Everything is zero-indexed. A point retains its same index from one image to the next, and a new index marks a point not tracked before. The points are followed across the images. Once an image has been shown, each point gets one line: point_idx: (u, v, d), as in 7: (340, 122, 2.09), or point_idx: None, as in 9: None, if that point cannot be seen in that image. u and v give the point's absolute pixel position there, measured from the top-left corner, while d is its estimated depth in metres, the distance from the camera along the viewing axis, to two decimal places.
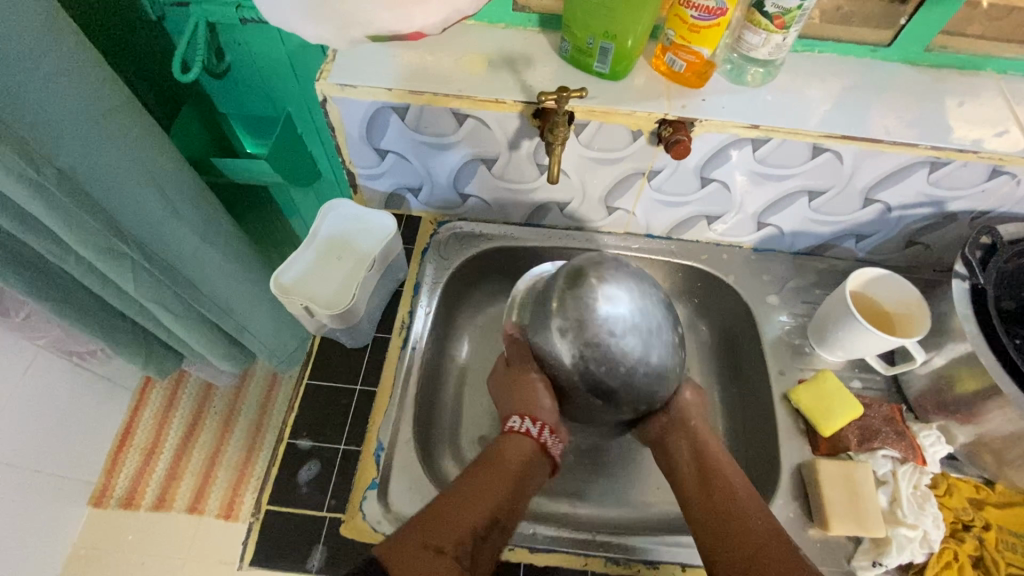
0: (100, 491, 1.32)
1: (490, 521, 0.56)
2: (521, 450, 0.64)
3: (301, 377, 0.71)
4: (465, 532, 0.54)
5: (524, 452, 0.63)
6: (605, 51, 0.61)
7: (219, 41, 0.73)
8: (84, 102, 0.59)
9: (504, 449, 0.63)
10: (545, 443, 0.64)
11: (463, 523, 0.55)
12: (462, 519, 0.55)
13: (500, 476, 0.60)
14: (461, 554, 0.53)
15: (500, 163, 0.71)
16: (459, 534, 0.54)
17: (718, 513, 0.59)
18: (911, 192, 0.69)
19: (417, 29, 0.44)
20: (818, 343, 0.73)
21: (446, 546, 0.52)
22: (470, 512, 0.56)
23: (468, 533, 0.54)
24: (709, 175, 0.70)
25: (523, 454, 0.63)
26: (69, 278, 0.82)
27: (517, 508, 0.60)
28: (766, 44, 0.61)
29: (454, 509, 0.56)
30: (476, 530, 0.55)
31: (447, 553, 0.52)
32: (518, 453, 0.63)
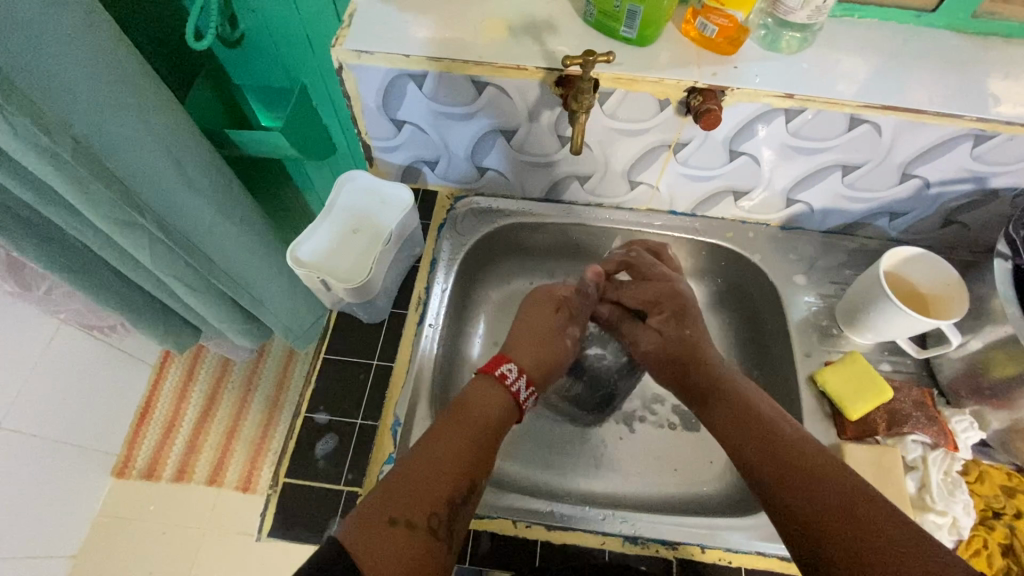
0: (123, 462, 1.35)
1: (466, 487, 0.52)
2: (498, 400, 0.60)
3: (318, 350, 0.71)
4: (439, 502, 0.50)
5: (501, 403, 0.59)
6: (633, 15, 0.58)
7: (232, 8, 0.71)
8: (97, 69, 0.58)
9: (477, 402, 0.58)
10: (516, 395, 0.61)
11: (436, 492, 0.50)
12: (436, 487, 0.50)
13: (474, 434, 0.55)
14: (435, 526, 0.48)
15: (520, 135, 0.69)
16: (433, 506, 0.49)
17: (782, 459, 0.52)
18: (952, 167, 0.66)
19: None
20: (846, 325, 0.71)
21: (417, 521, 0.48)
22: (443, 478, 0.51)
23: (444, 503, 0.50)
24: (737, 148, 0.67)
25: (500, 405, 0.59)
26: (87, 251, 0.82)
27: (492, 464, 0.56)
28: (804, 7, 0.57)
29: (428, 474, 0.51)
30: (452, 499, 0.50)
31: (419, 527, 0.47)
32: (495, 404, 0.59)
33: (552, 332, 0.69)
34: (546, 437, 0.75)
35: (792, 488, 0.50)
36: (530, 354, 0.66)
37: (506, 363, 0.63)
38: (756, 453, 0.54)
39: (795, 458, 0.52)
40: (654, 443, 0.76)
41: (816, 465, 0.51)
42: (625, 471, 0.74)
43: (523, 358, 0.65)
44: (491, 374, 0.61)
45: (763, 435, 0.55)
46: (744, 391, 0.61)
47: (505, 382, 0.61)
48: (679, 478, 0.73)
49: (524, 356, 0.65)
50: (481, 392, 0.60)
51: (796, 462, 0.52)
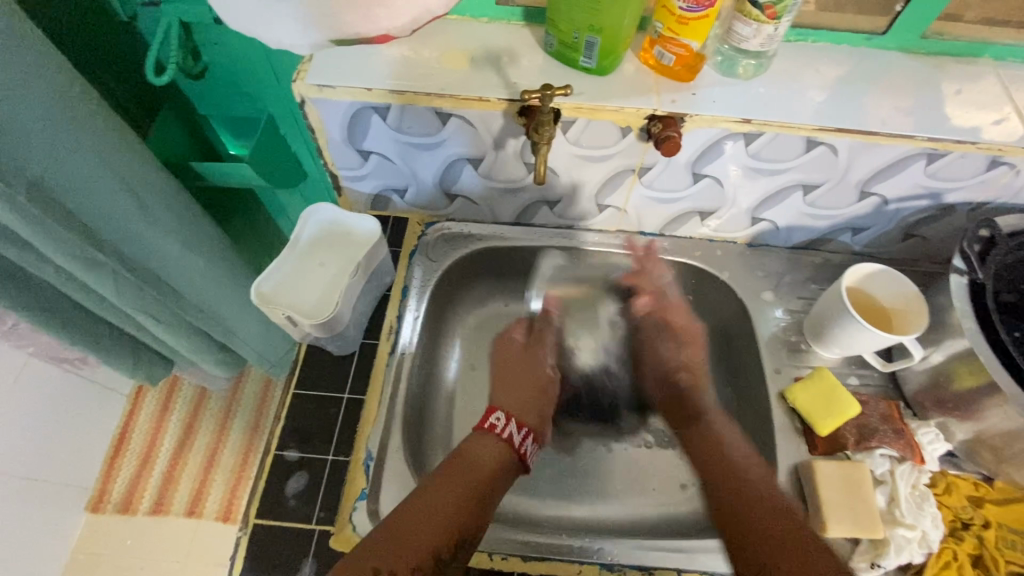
0: (97, 497, 1.31)
1: (454, 543, 0.53)
2: (495, 453, 0.61)
3: (288, 385, 0.70)
4: (425, 555, 0.51)
5: (496, 454, 0.62)
6: (591, 46, 0.59)
7: (194, 41, 0.71)
8: (54, 111, 0.57)
9: (474, 454, 0.60)
10: (516, 443, 0.63)
11: (424, 546, 0.52)
12: (423, 541, 0.52)
13: (470, 491, 0.57)
14: None
15: (486, 162, 0.69)
16: (418, 559, 0.51)
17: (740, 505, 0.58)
18: (908, 184, 0.67)
19: (383, 32, 0.39)
20: (814, 341, 0.72)
21: (402, 573, 0.50)
22: (433, 530, 0.53)
23: (430, 557, 0.51)
24: (701, 171, 0.68)
25: (498, 457, 0.61)
26: (51, 288, 0.81)
27: (486, 523, 0.57)
28: (757, 35, 0.58)
29: (417, 526, 0.53)
30: (438, 553, 0.52)
31: None
32: (492, 457, 0.61)
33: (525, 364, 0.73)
34: None
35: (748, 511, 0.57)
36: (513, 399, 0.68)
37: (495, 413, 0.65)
38: (731, 499, 0.59)
39: (749, 499, 0.58)
40: (631, 464, 0.76)
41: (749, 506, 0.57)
42: (602, 493, 0.74)
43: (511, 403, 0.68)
44: (485, 427, 0.63)
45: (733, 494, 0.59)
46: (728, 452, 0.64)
47: (499, 432, 0.63)
48: (657, 499, 0.74)
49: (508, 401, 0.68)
50: (479, 445, 0.61)
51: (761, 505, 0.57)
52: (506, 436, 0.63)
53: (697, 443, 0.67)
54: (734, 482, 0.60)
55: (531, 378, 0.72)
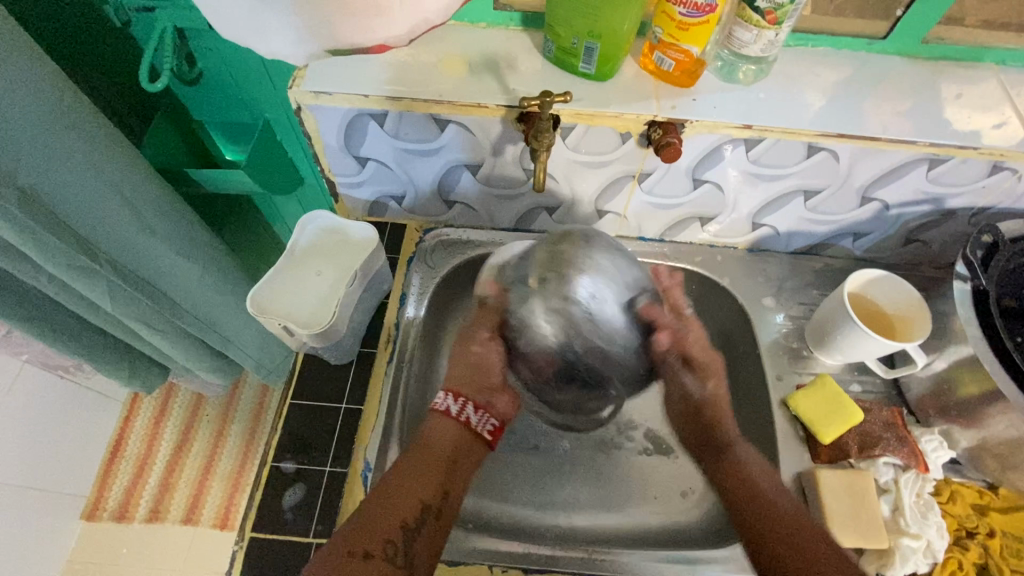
0: (92, 505, 1.30)
1: (420, 511, 0.55)
2: (446, 430, 0.61)
3: (285, 394, 0.69)
4: (393, 530, 0.53)
5: (450, 430, 0.61)
6: (590, 51, 0.58)
7: (189, 48, 0.70)
8: (46, 119, 0.56)
9: (431, 433, 0.60)
10: (468, 420, 0.62)
11: (390, 521, 0.53)
12: (389, 517, 0.53)
13: (429, 464, 0.58)
14: (391, 554, 0.51)
15: (485, 168, 0.69)
16: (387, 534, 0.52)
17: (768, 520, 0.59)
18: (909, 189, 0.67)
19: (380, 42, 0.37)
20: (816, 347, 0.72)
21: (372, 551, 0.51)
22: (396, 509, 0.54)
23: (397, 528, 0.53)
24: (700, 176, 0.68)
25: (451, 436, 0.61)
26: (43, 297, 0.80)
27: (454, 490, 0.58)
28: (757, 40, 0.58)
29: (384, 507, 0.54)
30: (406, 525, 0.53)
31: (374, 556, 0.51)
32: (446, 434, 0.61)
33: (467, 356, 0.64)
34: (523, 471, 0.74)
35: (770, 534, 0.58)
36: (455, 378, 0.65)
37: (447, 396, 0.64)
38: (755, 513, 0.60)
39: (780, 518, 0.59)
40: (631, 473, 0.75)
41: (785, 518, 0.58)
42: (603, 501, 0.73)
43: (456, 378, 0.65)
44: (436, 408, 0.63)
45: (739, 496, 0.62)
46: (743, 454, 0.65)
47: (452, 413, 0.62)
48: (657, 507, 0.73)
49: (456, 384, 0.64)
50: (433, 423, 0.61)
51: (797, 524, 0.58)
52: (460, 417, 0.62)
53: (727, 471, 0.65)
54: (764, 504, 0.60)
55: (483, 369, 0.64)
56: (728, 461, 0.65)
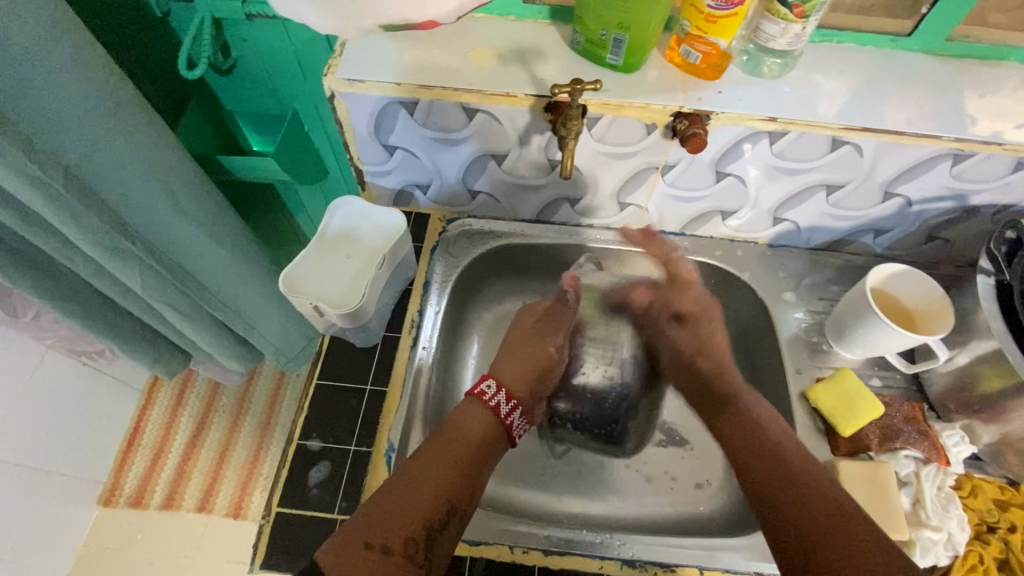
0: (109, 491, 1.32)
1: (446, 511, 0.53)
2: (482, 418, 0.61)
3: (311, 376, 0.70)
4: (416, 527, 0.51)
5: (484, 422, 0.61)
6: (619, 43, 0.60)
7: (225, 37, 0.72)
8: (87, 100, 0.58)
9: (463, 422, 0.60)
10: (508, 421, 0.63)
11: (413, 516, 0.51)
12: (414, 510, 0.51)
13: (457, 459, 0.56)
14: (412, 552, 0.49)
15: (510, 159, 0.70)
16: (410, 530, 0.50)
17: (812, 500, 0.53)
18: (932, 185, 0.67)
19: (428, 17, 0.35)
20: (836, 341, 0.72)
21: (393, 546, 0.49)
22: (420, 503, 0.52)
23: (422, 527, 0.51)
24: (723, 170, 0.69)
25: (481, 426, 0.60)
26: (76, 279, 0.82)
27: (477, 485, 0.56)
28: (784, 34, 0.59)
29: (408, 498, 0.52)
30: (429, 522, 0.51)
31: (395, 553, 0.48)
32: (481, 423, 0.61)
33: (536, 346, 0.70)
34: (542, 459, 0.75)
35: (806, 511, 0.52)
36: (515, 374, 0.67)
37: (488, 381, 0.65)
38: (780, 486, 0.55)
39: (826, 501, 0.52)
40: (649, 463, 0.76)
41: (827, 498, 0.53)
42: (621, 491, 0.74)
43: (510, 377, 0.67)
44: (472, 394, 0.64)
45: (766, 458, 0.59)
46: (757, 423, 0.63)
47: (487, 401, 0.62)
48: (675, 498, 0.73)
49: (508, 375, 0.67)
50: (467, 414, 0.61)
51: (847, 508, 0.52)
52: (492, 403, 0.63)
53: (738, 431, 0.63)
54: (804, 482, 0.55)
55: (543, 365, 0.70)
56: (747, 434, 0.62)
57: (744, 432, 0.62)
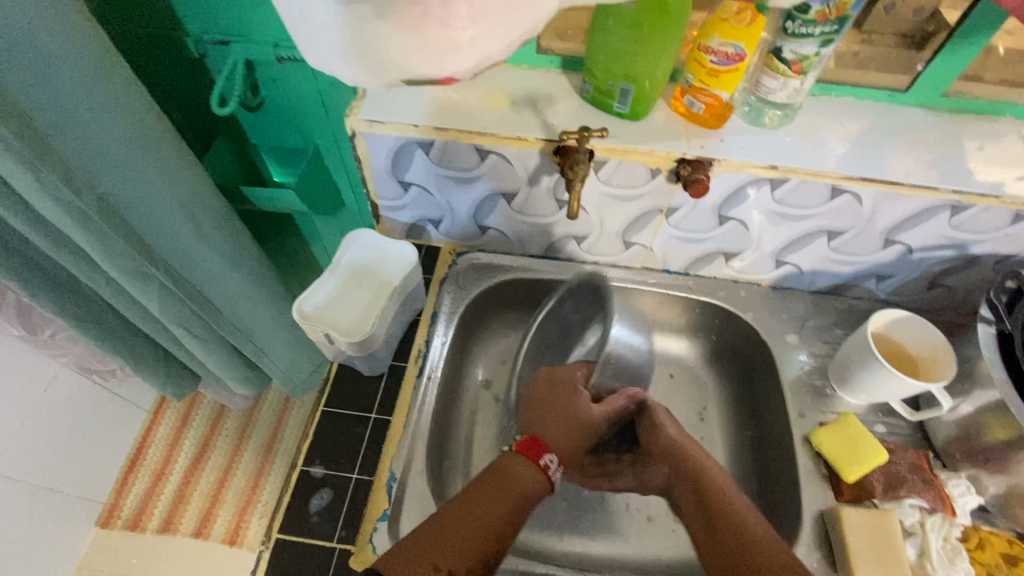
0: (108, 512, 1.32)
1: (497, 551, 0.55)
2: (534, 481, 0.59)
3: (318, 402, 0.72)
4: (470, 564, 0.53)
5: (537, 483, 0.59)
6: (625, 93, 0.63)
7: (255, 78, 0.77)
8: (126, 135, 0.63)
9: (517, 474, 0.59)
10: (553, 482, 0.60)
11: (464, 554, 0.54)
12: (469, 546, 0.54)
13: (505, 506, 0.57)
14: None
15: (520, 198, 0.73)
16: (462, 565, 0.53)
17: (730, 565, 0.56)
18: (932, 234, 0.69)
19: (450, 75, 0.36)
20: (839, 386, 0.72)
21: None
22: (471, 546, 0.54)
23: (475, 562, 0.54)
24: (726, 213, 0.71)
25: (527, 485, 0.59)
26: (97, 300, 0.85)
27: (516, 533, 0.58)
28: (783, 89, 0.61)
29: (465, 532, 0.55)
30: (483, 560, 0.54)
31: None
32: (533, 485, 0.59)
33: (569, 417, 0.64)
34: (543, 495, 0.75)
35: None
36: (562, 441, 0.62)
37: (548, 454, 0.61)
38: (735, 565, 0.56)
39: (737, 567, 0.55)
40: (649, 503, 0.75)
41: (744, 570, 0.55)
42: (621, 530, 0.73)
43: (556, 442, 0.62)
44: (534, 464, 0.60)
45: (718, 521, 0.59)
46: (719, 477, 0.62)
47: (544, 469, 0.60)
48: (677, 540, 0.73)
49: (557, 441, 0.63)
50: (520, 468, 0.60)
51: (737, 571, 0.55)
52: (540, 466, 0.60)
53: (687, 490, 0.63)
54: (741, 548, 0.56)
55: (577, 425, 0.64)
56: (710, 476, 0.62)
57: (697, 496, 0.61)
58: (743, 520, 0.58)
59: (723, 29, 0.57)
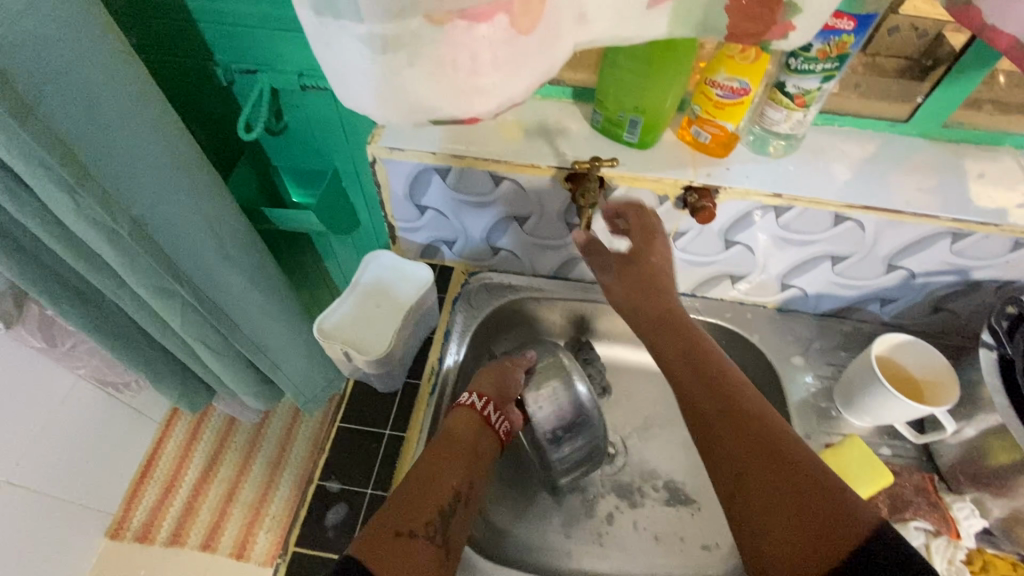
0: (117, 524, 1.34)
1: (452, 496, 0.58)
2: (468, 423, 0.65)
3: (333, 419, 0.74)
4: (431, 513, 0.56)
5: (471, 424, 0.65)
6: (635, 124, 0.66)
7: (280, 104, 0.80)
8: (159, 161, 0.66)
9: (454, 427, 0.65)
10: (489, 417, 0.67)
11: (428, 506, 0.56)
12: (427, 498, 0.56)
13: (457, 454, 0.62)
14: (433, 534, 0.54)
15: (531, 221, 0.76)
16: (427, 516, 0.55)
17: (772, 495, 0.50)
18: (934, 260, 0.71)
19: (474, 116, 0.39)
20: (844, 408, 0.73)
21: (417, 531, 0.54)
22: (431, 495, 0.57)
23: (435, 512, 0.56)
24: (732, 238, 0.73)
25: (472, 430, 0.65)
26: (120, 316, 0.88)
27: (472, 482, 0.61)
28: (787, 120, 0.64)
29: (418, 488, 0.57)
30: (441, 507, 0.56)
31: (419, 536, 0.53)
32: (467, 426, 0.65)
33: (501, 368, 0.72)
34: (551, 512, 0.76)
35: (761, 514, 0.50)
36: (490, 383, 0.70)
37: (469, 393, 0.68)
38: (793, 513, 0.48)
39: (826, 514, 0.47)
40: (656, 521, 0.76)
41: (833, 509, 0.47)
42: (628, 549, 0.74)
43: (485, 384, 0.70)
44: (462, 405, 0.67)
45: (777, 465, 0.51)
46: (755, 413, 0.54)
47: (476, 407, 0.67)
48: (684, 559, 0.74)
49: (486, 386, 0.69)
50: (457, 420, 0.66)
51: (801, 519, 0.48)
52: (482, 412, 0.67)
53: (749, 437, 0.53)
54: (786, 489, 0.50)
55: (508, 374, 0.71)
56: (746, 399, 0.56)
57: (728, 400, 0.56)
58: (783, 442, 0.52)
59: (728, 65, 0.60)
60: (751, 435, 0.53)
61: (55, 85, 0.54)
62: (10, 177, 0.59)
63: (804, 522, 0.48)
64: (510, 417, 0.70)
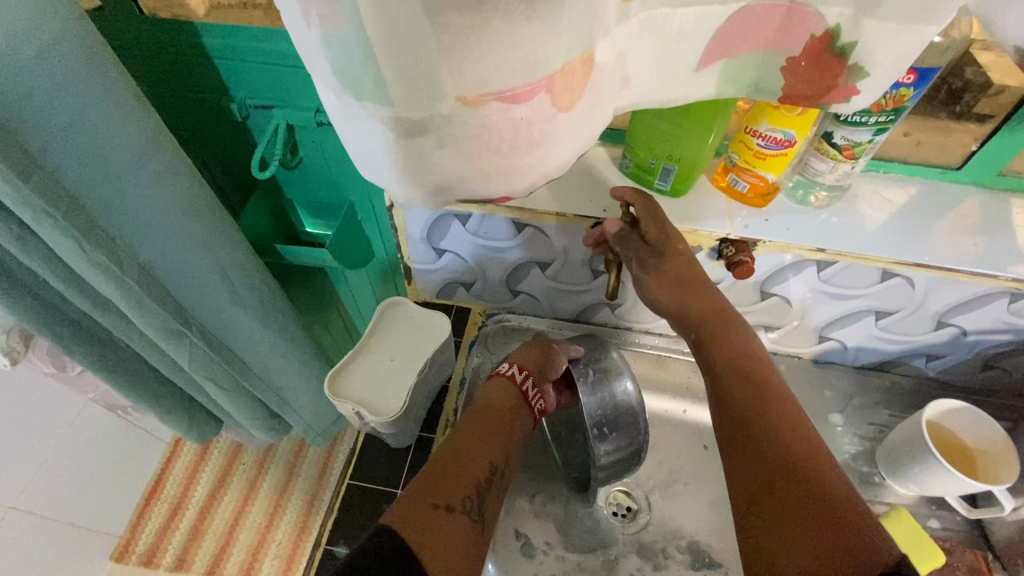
0: (122, 546, 1.31)
1: (489, 470, 0.61)
2: (506, 395, 0.68)
3: (342, 477, 0.75)
4: (468, 487, 0.58)
5: (507, 395, 0.68)
6: (668, 172, 0.61)
7: (296, 138, 0.77)
8: (170, 206, 0.63)
9: (490, 399, 0.68)
10: (525, 392, 0.68)
11: (464, 481, 0.58)
12: (463, 473, 0.59)
13: (491, 429, 0.64)
14: (468, 508, 0.57)
15: (554, 266, 0.72)
16: (464, 491, 0.58)
17: (803, 513, 0.48)
18: (988, 319, 0.66)
19: (507, 193, 0.38)
20: (889, 474, 0.69)
21: (454, 505, 0.56)
22: (466, 472, 0.59)
23: (473, 486, 0.58)
24: (768, 290, 0.69)
25: (508, 400, 0.68)
26: (129, 349, 0.85)
27: (507, 457, 0.63)
28: (833, 171, 0.60)
29: (454, 464, 0.60)
30: (478, 482, 0.59)
31: (456, 509, 0.56)
32: (504, 398, 0.68)
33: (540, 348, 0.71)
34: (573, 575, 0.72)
35: (780, 526, 0.48)
36: (528, 355, 0.71)
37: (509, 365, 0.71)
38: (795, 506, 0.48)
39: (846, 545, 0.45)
40: None
41: (840, 512, 0.47)
42: None
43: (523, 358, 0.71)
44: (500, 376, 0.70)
45: (792, 464, 0.50)
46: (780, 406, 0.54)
47: (512, 378, 0.69)
48: None
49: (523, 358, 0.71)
50: (493, 392, 0.68)
51: (810, 517, 0.47)
52: (521, 386, 0.69)
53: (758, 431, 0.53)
54: (805, 501, 0.48)
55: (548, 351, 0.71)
56: (780, 406, 0.54)
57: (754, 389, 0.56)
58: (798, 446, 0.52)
59: (773, 115, 0.55)
60: (779, 445, 0.52)
61: (63, 132, 0.51)
62: (16, 223, 0.56)
63: (817, 538, 0.46)
64: (546, 395, 0.70)
